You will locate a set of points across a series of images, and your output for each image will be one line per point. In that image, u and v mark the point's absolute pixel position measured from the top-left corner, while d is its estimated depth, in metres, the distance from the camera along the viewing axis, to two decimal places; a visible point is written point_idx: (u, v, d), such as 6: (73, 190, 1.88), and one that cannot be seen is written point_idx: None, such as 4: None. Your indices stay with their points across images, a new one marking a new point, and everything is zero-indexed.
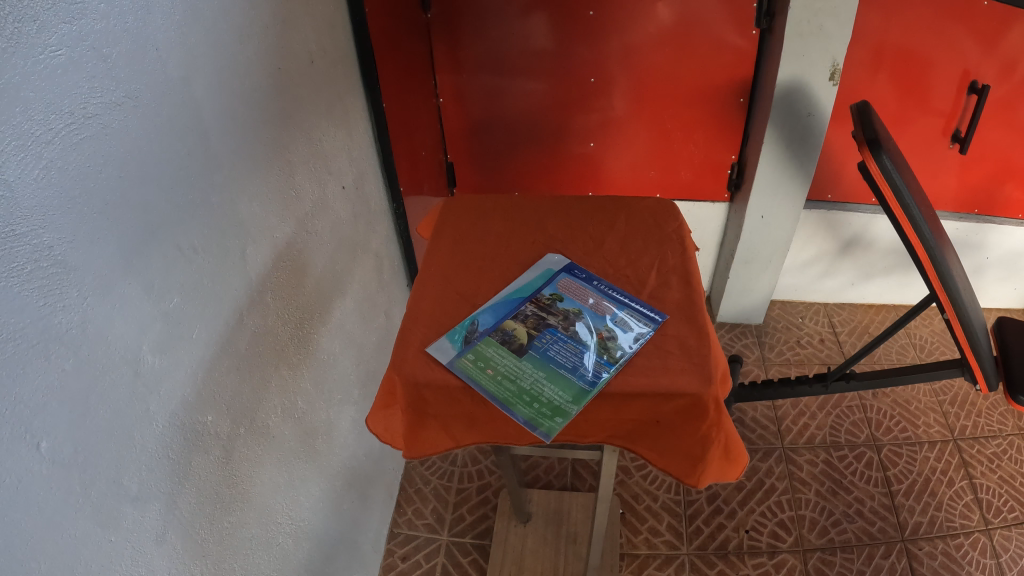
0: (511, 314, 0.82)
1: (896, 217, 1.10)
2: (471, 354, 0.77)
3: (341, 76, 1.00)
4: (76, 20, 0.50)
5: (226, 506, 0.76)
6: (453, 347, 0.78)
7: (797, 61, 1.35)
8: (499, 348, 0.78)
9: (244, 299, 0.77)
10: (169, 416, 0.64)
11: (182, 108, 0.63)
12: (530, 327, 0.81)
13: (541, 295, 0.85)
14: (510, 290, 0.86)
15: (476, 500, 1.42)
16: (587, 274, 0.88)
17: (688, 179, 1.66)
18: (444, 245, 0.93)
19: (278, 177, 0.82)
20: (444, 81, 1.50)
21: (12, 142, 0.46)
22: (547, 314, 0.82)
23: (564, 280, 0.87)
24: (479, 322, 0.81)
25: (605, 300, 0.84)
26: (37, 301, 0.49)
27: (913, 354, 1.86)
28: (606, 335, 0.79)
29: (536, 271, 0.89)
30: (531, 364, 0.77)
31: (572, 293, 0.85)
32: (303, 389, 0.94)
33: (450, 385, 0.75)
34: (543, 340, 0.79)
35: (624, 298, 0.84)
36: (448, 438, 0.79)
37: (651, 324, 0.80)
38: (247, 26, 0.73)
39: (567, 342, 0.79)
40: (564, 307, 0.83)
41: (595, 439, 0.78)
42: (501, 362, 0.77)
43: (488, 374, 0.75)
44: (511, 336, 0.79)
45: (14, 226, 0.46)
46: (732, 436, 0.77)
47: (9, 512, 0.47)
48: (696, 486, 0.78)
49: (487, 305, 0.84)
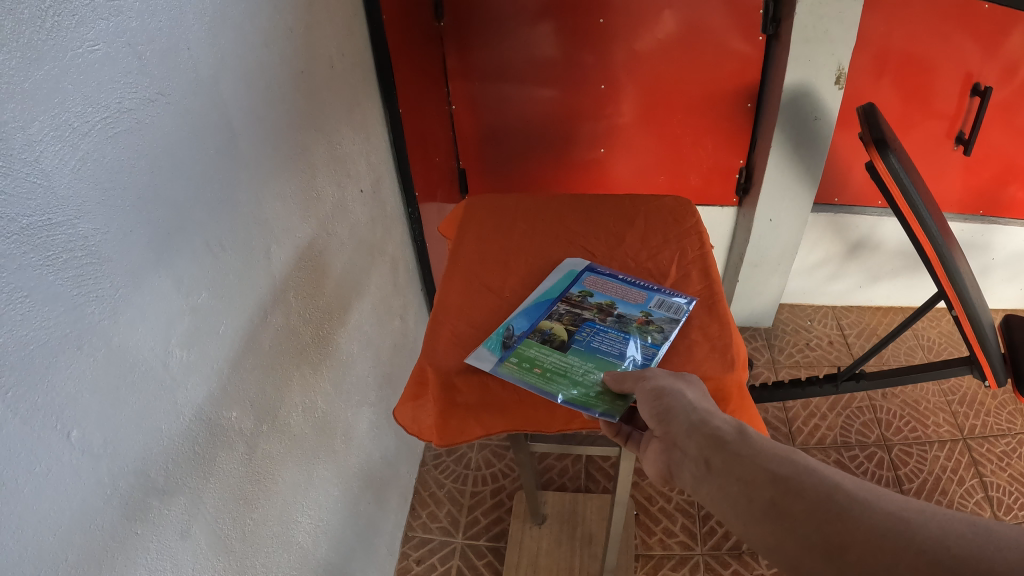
0: (544, 315, 0.81)
1: (904, 214, 1.11)
2: (513, 357, 0.76)
3: (360, 81, 1.02)
4: (113, 16, 0.52)
5: (248, 503, 0.77)
6: (493, 355, 0.77)
7: (803, 65, 1.37)
8: (541, 348, 0.77)
9: (268, 297, 0.78)
10: (196, 411, 0.66)
11: (211, 108, 0.64)
12: (568, 324, 0.80)
13: (570, 293, 0.84)
14: (536, 295, 0.85)
15: (490, 503, 1.43)
16: (610, 271, 0.88)
17: (697, 185, 1.67)
18: (467, 243, 0.94)
19: (300, 177, 0.84)
20: (455, 88, 1.51)
21: (49, 132, 0.47)
22: (580, 309, 0.82)
23: (589, 278, 0.87)
24: (514, 327, 0.80)
25: (634, 290, 0.84)
26: (70, 291, 0.50)
27: (921, 355, 1.87)
28: (645, 320, 0.79)
29: (560, 272, 0.88)
30: (578, 356, 0.75)
31: (601, 288, 0.85)
32: (322, 389, 0.95)
33: (476, 375, 0.76)
34: (583, 333, 0.78)
35: (652, 286, 0.85)
36: (479, 427, 0.78)
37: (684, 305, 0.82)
38: (271, 29, 0.75)
39: (608, 333, 0.78)
40: (595, 301, 0.83)
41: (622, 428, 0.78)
42: (546, 359, 0.76)
43: (536, 372, 0.74)
44: (551, 335, 0.78)
45: (49, 215, 0.47)
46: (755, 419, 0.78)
47: (39, 499, 0.48)
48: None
49: (518, 311, 0.83)
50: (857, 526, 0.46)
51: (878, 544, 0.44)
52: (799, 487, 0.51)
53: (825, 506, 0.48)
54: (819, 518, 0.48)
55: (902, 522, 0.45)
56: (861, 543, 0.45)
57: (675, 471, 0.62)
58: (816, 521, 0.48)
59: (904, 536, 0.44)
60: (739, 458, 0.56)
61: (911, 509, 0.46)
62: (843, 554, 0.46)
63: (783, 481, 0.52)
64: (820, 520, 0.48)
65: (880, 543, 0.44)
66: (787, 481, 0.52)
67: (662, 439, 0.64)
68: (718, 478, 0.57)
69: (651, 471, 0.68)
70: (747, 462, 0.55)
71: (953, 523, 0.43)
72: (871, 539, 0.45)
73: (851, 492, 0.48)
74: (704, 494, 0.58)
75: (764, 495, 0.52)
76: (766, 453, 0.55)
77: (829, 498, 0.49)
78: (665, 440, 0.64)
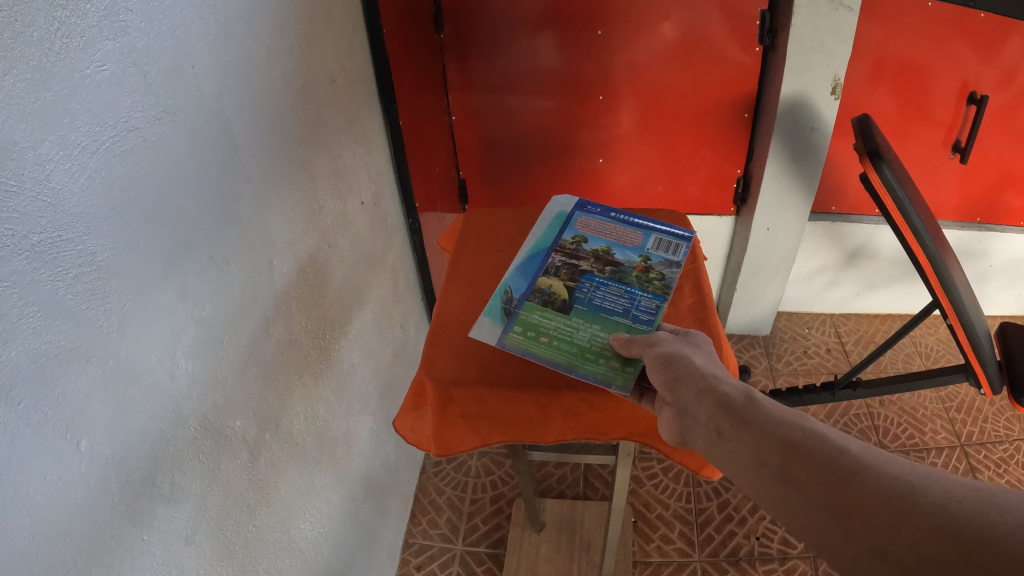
0: (541, 272, 0.85)
1: (897, 225, 1.13)
2: (518, 327, 0.80)
3: (361, 95, 1.03)
4: (120, 37, 0.53)
5: (251, 510, 0.78)
6: (499, 327, 0.81)
7: (800, 76, 1.39)
8: (543, 312, 0.81)
9: (271, 309, 0.80)
10: (201, 420, 0.67)
11: (215, 125, 0.66)
12: (566, 279, 0.84)
13: (563, 242, 0.89)
14: (531, 249, 0.89)
15: (490, 510, 1.44)
16: (598, 213, 0.93)
17: (695, 194, 1.69)
18: (464, 256, 0.96)
19: (302, 191, 0.85)
20: (455, 99, 1.53)
21: (60, 151, 0.48)
22: (577, 261, 0.86)
23: (580, 221, 0.92)
24: (514, 290, 0.84)
25: (628, 233, 0.89)
26: (80, 305, 0.52)
27: (919, 362, 1.89)
28: (644, 267, 0.85)
29: (550, 221, 0.93)
30: (581, 317, 0.79)
31: (593, 234, 0.90)
32: (324, 398, 0.96)
33: (476, 387, 0.78)
34: (583, 288, 0.82)
35: (644, 226, 0.90)
36: (477, 436, 0.81)
37: (678, 247, 0.88)
38: (273, 47, 0.76)
39: (608, 286, 0.82)
40: (590, 249, 0.87)
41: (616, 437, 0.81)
42: (550, 325, 0.79)
43: (542, 342, 0.78)
44: (551, 295, 0.82)
45: (60, 232, 0.49)
46: None
47: (50, 506, 0.50)
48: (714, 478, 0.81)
49: (515, 270, 0.86)
50: (864, 491, 0.50)
51: (883, 506, 0.48)
52: (809, 452, 0.55)
53: (834, 470, 0.52)
54: (828, 482, 0.52)
55: (906, 485, 0.49)
56: (867, 505, 0.49)
57: (687, 436, 0.66)
58: (825, 485, 0.52)
59: (908, 499, 0.48)
60: (752, 423, 0.60)
61: (913, 473, 0.50)
62: (849, 516, 0.50)
63: (794, 447, 0.56)
64: (830, 483, 0.52)
65: (885, 507, 0.48)
66: (797, 447, 0.55)
67: (672, 404, 0.68)
68: (730, 442, 0.61)
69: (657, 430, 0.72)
70: (760, 429, 0.59)
71: (955, 487, 0.47)
72: (877, 502, 0.49)
73: (857, 456, 0.53)
74: (717, 457, 0.62)
75: (776, 460, 0.56)
76: (775, 419, 0.59)
77: (838, 463, 0.53)
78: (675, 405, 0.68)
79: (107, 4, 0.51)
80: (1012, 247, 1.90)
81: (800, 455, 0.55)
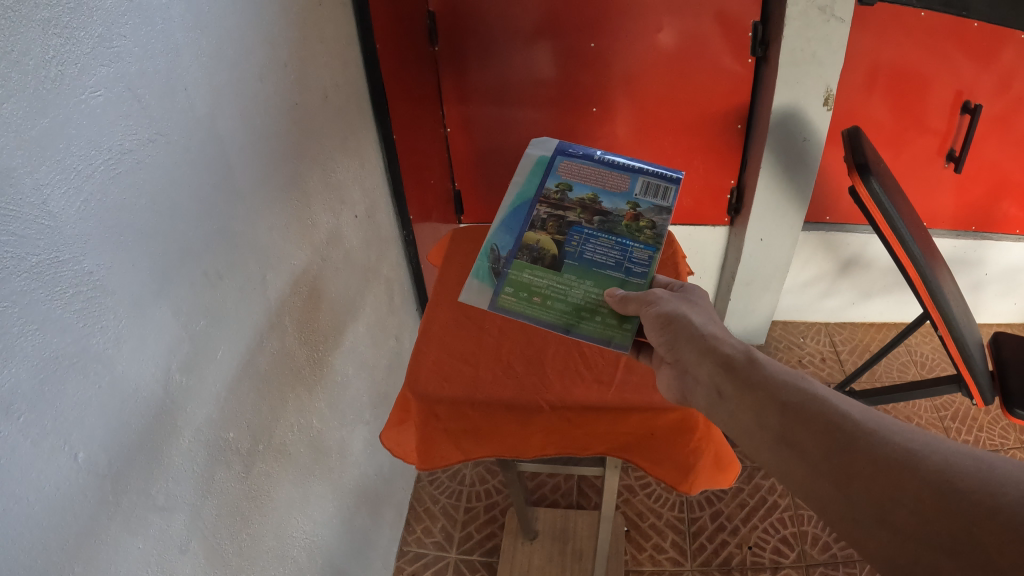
0: (528, 226, 0.87)
1: (887, 238, 1.14)
2: (510, 288, 0.83)
3: (354, 109, 1.05)
4: (114, 62, 0.55)
5: (245, 519, 0.79)
6: (490, 287, 0.84)
7: (792, 87, 1.41)
8: (533, 270, 0.84)
9: (264, 322, 0.81)
10: (195, 432, 0.69)
11: (208, 144, 0.67)
12: (554, 233, 0.85)
13: (547, 190, 0.89)
14: (514, 198, 0.89)
15: (484, 519, 1.46)
16: (582, 152, 0.91)
17: (688, 205, 1.70)
18: (454, 284, 1.01)
19: (294, 206, 0.87)
20: (451, 112, 1.55)
21: (56, 175, 0.50)
22: (563, 211, 0.86)
23: (564, 164, 0.90)
24: (501, 247, 0.86)
25: (614, 174, 0.88)
26: (76, 323, 0.53)
27: (914, 370, 1.90)
28: (633, 215, 0.84)
29: (531, 164, 0.91)
30: (572, 273, 0.83)
31: (578, 178, 0.89)
32: (317, 409, 0.97)
33: (458, 404, 0.83)
34: (572, 241, 0.84)
35: (632, 166, 0.88)
36: (459, 451, 0.87)
37: (669, 188, 0.86)
38: (266, 67, 0.78)
39: (597, 237, 0.84)
40: (576, 197, 0.87)
41: (596, 452, 0.87)
42: (542, 284, 0.83)
43: (535, 302, 0.82)
44: (540, 251, 0.85)
45: (57, 253, 0.50)
46: (722, 448, 0.85)
47: (47, 516, 0.51)
48: (689, 493, 0.86)
49: (499, 224, 0.88)
50: (865, 457, 0.52)
51: (886, 473, 0.50)
52: (809, 412, 0.59)
53: (837, 437, 0.55)
54: (831, 448, 0.54)
55: (910, 452, 0.50)
56: (869, 472, 0.51)
57: (689, 394, 0.73)
58: (825, 450, 0.55)
59: (912, 465, 0.49)
60: (752, 383, 0.65)
61: (920, 441, 0.51)
62: (852, 484, 0.52)
63: (793, 406, 0.60)
64: (834, 448, 0.54)
65: (886, 472, 0.50)
66: (798, 408, 0.59)
67: (675, 364, 0.74)
68: (732, 402, 0.66)
69: (662, 388, 0.79)
70: (758, 388, 0.64)
71: (958, 456, 0.48)
72: (880, 469, 0.50)
73: (860, 423, 0.55)
74: (719, 415, 0.68)
75: (775, 422, 0.60)
76: (773, 377, 0.64)
77: (840, 430, 0.55)
78: (678, 365, 0.74)
79: (101, 31, 0.53)
80: (1007, 255, 1.92)
81: (801, 419, 0.58)
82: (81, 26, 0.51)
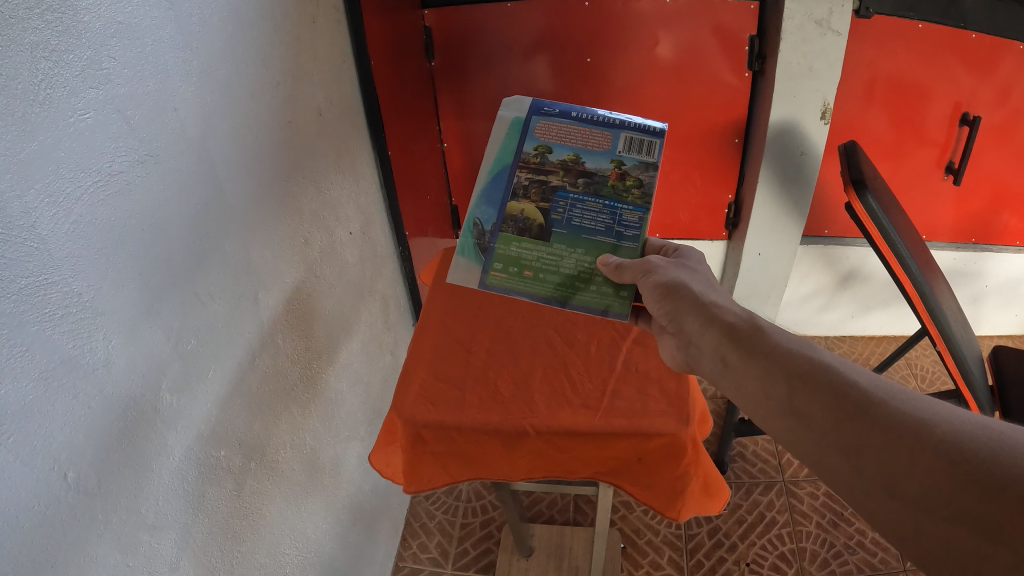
0: (510, 194, 0.85)
1: (886, 256, 1.13)
2: (499, 264, 0.84)
3: (349, 125, 1.05)
4: (102, 84, 0.55)
5: (236, 536, 0.79)
6: (479, 265, 0.85)
7: (789, 101, 1.41)
8: (521, 242, 0.84)
9: (256, 340, 0.81)
10: (184, 452, 0.68)
11: (199, 162, 0.67)
12: (538, 200, 0.84)
13: (525, 154, 0.85)
14: (490, 164, 0.86)
15: (479, 535, 1.45)
16: (558, 107, 0.86)
17: (686, 220, 1.71)
18: (445, 301, 1.02)
19: (289, 225, 0.87)
20: (448, 126, 1.56)
21: (45, 199, 0.50)
22: (545, 176, 0.84)
23: (540, 123, 0.85)
24: (484, 221, 0.85)
25: (596, 130, 0.84)
26: (66, 343, 0.53)
27: (914, 384, 1.89)
28: (619, 175, 0.83)
29: (505, 125, 0.86)
30: (562, 242, 0.83)
31: (557, 137, 0.85)
32: (310, 426, 0.97)
33: (444, 428, 0.83)
34: (558, 208, 0.83)
35: (614, 120, 0.84)
36: (445, 474, 0.87)
37: (653, 141, 0.83)
38: (258, 86, 0.78)
39: (585, 203, 0.83)
40: (557, 159, 0.84)
41: (583, 476, 0.88)
42: (532, 256, 0.84)
43: (527, 277, 0.84)
44: (526, 221, 0.84)
45: (45, 274, 0.50)
46: (710, 472, 0.86)
47: (36, 536, 0.51)
48: (677, 519, 0.87)
49: (478, 195, 0.85)
50: (872, 426, 0.55)
51: (896, 443, 0.53)
52: (814, 380, 0.61)
53: (843, 406, 0.57)
54: (837, 417, 0.57)
55: (918, 422, 0.53)
56: (878, 442, 0.54)
57: (694, 362, 0.77)
58: (833, 420, 0.57)
59: (921, 434, 0.52)
60: (754, 354, 0.67)
61: (928, 412, 0.54)
62: (860, 454, 0.55)
63: (798, 375, 0.62)
64: (840, 419, 0.57)
65: (893, 440, 0.53)
66: (804, 378, 0.62)
67: (679, 334, 0.78)
68: (735, 372, 0.69)
69: (666, 353, 0.83)
70: (760, 357, 0.67)
71: (968, 427, 0.50)
72: (890, 438, 0.53)
73: (866, 391, 0.57)
74: (724, 383, 0.71)
75: (779, 394, 0.63)
76: (773, 346, 0.67)
77: (846, 399, 0.58)
78: (682, 334, 0.78)
79: (90, 53, 0.53)
80: (1007, 267, 1.92)
81: (806, 385, 0.61)
82: (69, 49, 0.51)
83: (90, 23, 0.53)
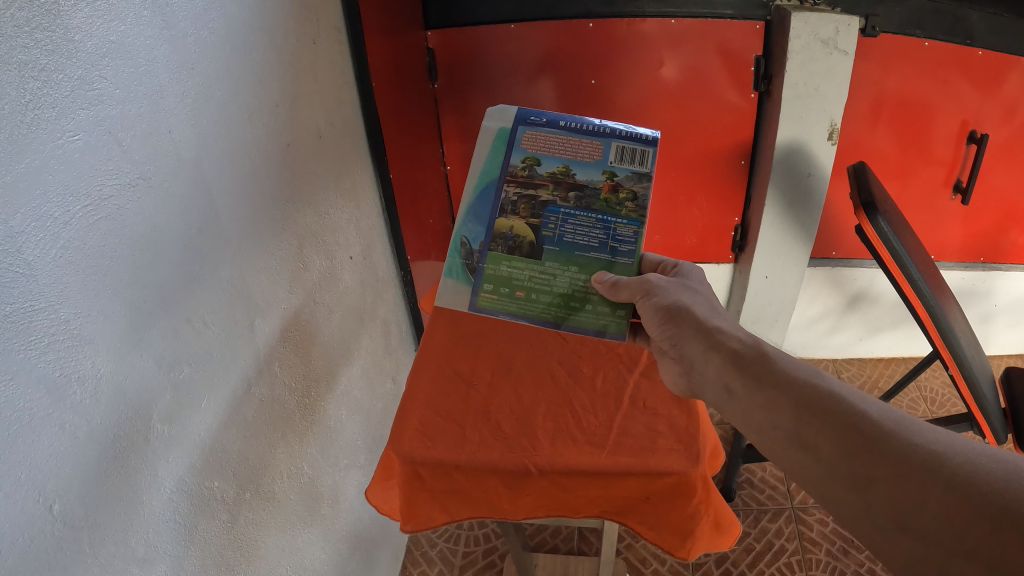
0: (497, 210, 0.83)
1: (896, 278, 1.11)
2: (488, 285, 0.82)
3: (349, 146, 1.04)
4: (94, 105, 0.53)
5: (231, 569, 0.77)
6: (467, 285, 0.83)
7: (796, 123, 1.40)
8: (511, 260, 0.82)
9: (252, 368, 0.79)
10: (177, 483, 0.66)
11: (193, 185, 0.66)
12: (527, 216, 0.82)
13: (513, 167, 0.83)
14: (476, 179, 0.83)
15: (482, 564, 1.43)
16: (546, 118, 0.84)
17: (691, 243, 1.69)
18: (443, 334, 1.00)
19: (288, 251, 0.86)
20: (451, 147, 1.55)
21: (32, 223, 0.48)
22: (534, 190, 0.82)
23: (526, 134, 0.83)
24: (471, 240, 0.83)
25: (586, 140, 0.82)
26: (52, 372, 0.51)
27: (924, 407, 1.86)
28: (612, 187, 0.81)
29: (491, 139, 0.83)
30: (554, 260, 0.81)
31: (545, 149, 0.83)
32: (308, 455, 0.95)
33: (443, 464, 0.81)
34: (549, 223, 0.81)
35: (603, 130, 0.82)
36: (445, 513, 0.84)
37: (645, 151, 0.81)
38: (256, 109, 0.77)
39: (577, 217, 0.80)
40: (545, 172, 0.82)
41: (588, 514, 0.85)
42: (523, 275, 0.81)
43: (520, 298, 0.81)
44: (516, 239, 0.82)
45: (31, 301, 0.48)
46: (721, 510, 0.83)
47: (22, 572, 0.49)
48: (687, 558, 0.84)
49: (464, 211, 0.83)
50: (886, 460, 0.52)
51: (906, 478, 0.50)
52: (822, 411, 0.59)
53: (854, 439, 0.55)
54: (849, 453, 0.54)
55: (933, 457, 0.50)
56: (888, 477, 0.51)
57: (699, 389, 0.75)
58: (843, 454, 0.55)
59: (936, 468, 0.49)
60: (761, 381, 0.65)
61: (941, 444, 0.51)
62: (870, 489, 0.52)
63: (807, 405, 0.60)
64: (850, 451, 0.54)
65: (906, 476, 0.50)
66: (811, 409, 0.59)
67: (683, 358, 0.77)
68: (741, 402, 0.67)
69: (669, 376, 0.82)
70: (765, 384, 0.64)
71: (981, 461, 0.48)
72: (901, 470, 0.51)
73: (876, 423, 0.55)
74: (728, 412, 0.69)
75: (786, 427, 0.61)
76: (782, 374, 0.64)
77: (856, 431, 0.55)
78: (686, 358, 0.76)
79: (80, 73, 0.52)
80: (1016, 287, 1.89)
81: (816, 417, 0.58)
82: (58, 69, 0.50)
83: (81, 42, 0.51)
